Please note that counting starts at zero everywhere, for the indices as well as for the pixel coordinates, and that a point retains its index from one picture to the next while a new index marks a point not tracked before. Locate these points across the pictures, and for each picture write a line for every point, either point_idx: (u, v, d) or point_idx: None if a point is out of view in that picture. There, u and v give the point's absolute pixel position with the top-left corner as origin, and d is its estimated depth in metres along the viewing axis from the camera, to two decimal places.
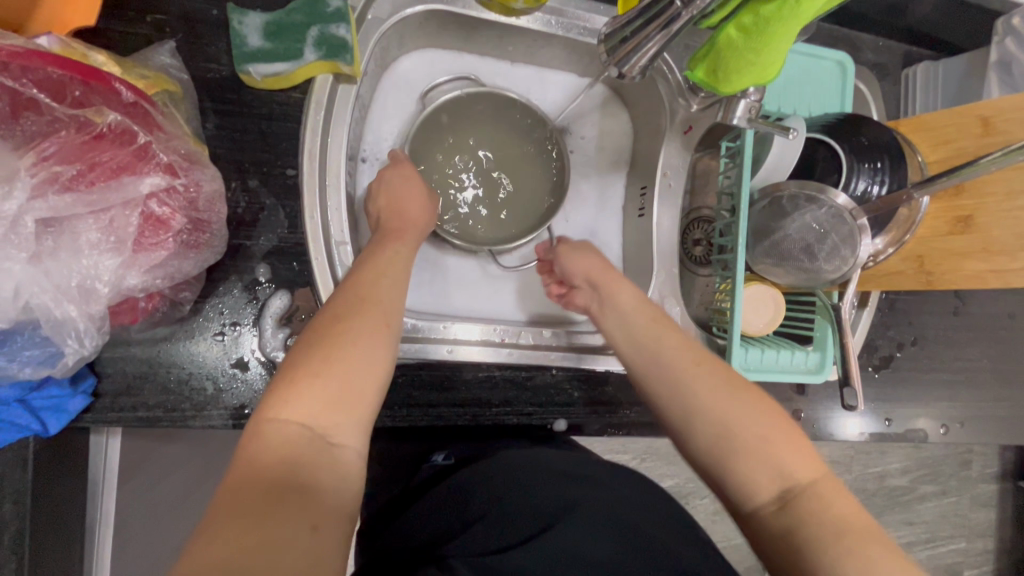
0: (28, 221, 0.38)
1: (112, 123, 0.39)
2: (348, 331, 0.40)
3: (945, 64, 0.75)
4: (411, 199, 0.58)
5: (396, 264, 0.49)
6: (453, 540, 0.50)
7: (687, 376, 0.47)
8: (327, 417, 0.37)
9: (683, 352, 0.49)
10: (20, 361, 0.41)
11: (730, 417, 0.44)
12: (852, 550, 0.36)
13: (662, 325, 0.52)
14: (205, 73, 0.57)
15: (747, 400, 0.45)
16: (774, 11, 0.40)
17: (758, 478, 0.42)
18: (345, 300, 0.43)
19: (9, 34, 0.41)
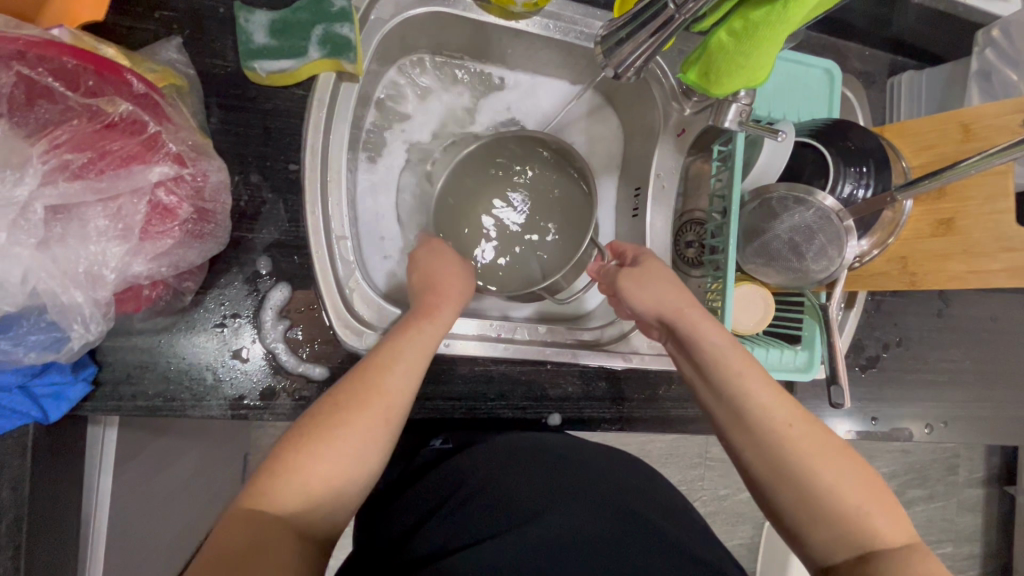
0: (40, 207, 0.39)
1: (123, 113, 0.41)
2: (342, 425, 0.46)
3: (929, 73, 0.78)
4: (452, 273, 0.59)
5: (418, 353, 0.52)
6: (430, 526, 0.53)
7: (780, 437, 0.49)
8: (300, 508, 0.43)
9: (779, 406, 0.51)
10: (25, 346, 0.42)
11: (819, 482, 0.47)
12: None
13: (748, 376, 0.52)
14: (210, 69, 0.58)
15: (840, 460, 0.48)
16: (764, 16, 0.42)
17: (836, 537, 0.45)
18: (348, 387, 0.48)
19: (22, 26, 0.42)
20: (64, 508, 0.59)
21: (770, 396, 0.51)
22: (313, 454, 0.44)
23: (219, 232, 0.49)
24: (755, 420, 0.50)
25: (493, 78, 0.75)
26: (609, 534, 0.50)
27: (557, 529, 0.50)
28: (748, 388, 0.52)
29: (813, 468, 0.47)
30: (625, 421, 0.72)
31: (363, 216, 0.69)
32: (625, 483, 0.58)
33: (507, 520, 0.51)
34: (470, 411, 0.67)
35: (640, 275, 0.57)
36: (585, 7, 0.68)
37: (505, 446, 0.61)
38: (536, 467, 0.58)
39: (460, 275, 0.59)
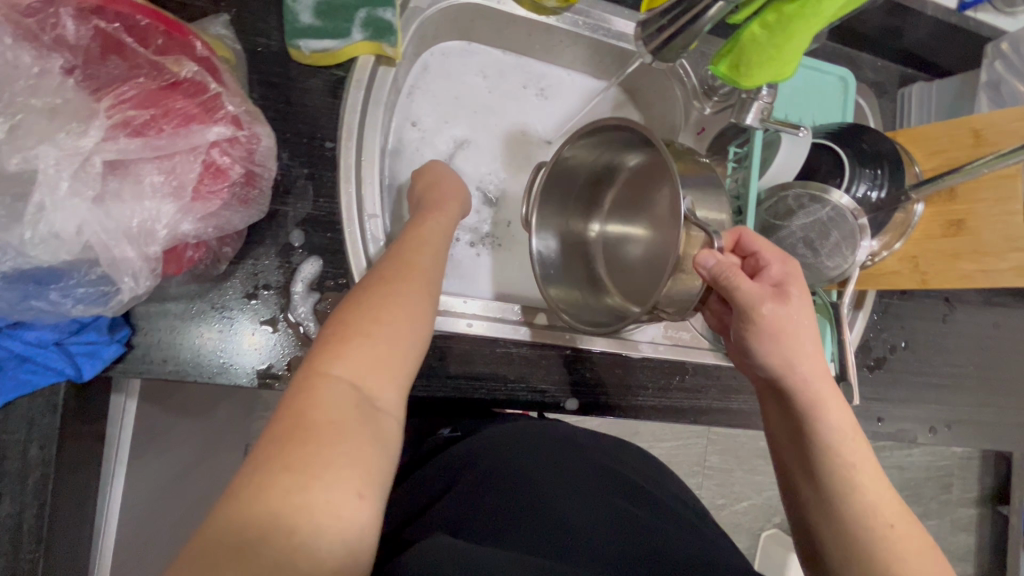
0: (101, 160, 0.40)
1: (189, 74, 0.43)
2: (394, 294, 0.43)
3: (938, 85, 0.81)
4: (452, 184, 0.62)
5: (439, 237, 0.53)
6: (437, 502, 0.51)
7: (878, 532, 0.47)
8: (372, 378, 0.38)
9: (884, 502, 0.48)
10: (73, 298, 0.44)
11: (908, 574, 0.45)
12: None
13: (860, 467, 0.50)
14: (255, 47, 0.59)
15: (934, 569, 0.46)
16: (796, 10, 0.45)
17: None
18: (380, 278, 0.45)
19: None
20: (85, 475, 0.59)
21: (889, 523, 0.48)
22: (368, 327, 0.40)
23: (263, 198, 0.51)
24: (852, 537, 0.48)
25: (521, 67, 0.77)
26: (623, 517, 0.48)
27: (571, 510, 0.47)
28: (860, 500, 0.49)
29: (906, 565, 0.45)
30: (638, 411, 0.73)
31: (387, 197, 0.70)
32: (636, 472, 0.57)
33: (521, 499, 0.48)
34: (487, 392, 0.67)
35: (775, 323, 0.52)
36: (613, 6, 0.71)
37: (519, 435, 0.58)
38: (550, 451, 0.56)
39: (461, 193, 0.62)
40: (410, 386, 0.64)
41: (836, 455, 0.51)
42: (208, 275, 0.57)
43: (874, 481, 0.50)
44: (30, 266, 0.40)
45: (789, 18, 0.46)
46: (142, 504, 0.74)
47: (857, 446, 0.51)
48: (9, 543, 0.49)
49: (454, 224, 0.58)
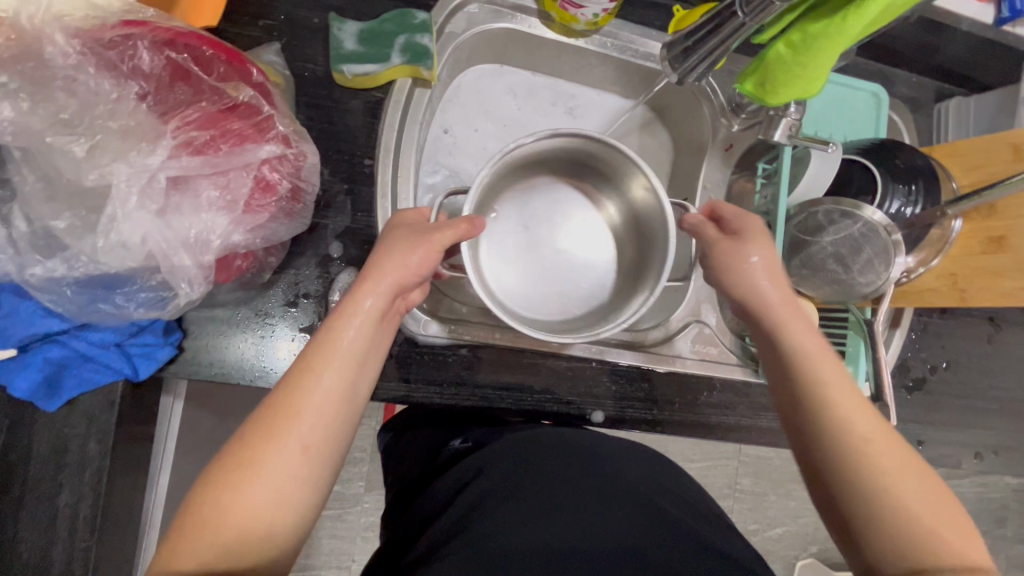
0: (165, 176, 0.44)
1: (245, 98, 0.47)
2: (258, 461, 0.40)
3: (976, 100, 0.79)
4: (390, 240, 0.50)
5: (340, 352, 0.45)
6: (439, 519, 0.51)
7: (858, 453, 0.46)
8: (223, 567, 0.37)
9: (867, 420, 0.47)
10: (135, 302, 0.48)
11: (889, 490, 0.45)
12: None
13: (840, 387, 0.49)
14: (302, 72, 0.64)
15: (922, 485, 0.45)
16: (820, 29, 0.46)
17: (897, 550, 0.43)
18: (250, 430, 0.41)
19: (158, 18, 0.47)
20: (135, 470, 0.63)
21: (901, 471, 0.45)
22: (218, 510, 0.38)
23: (306, 212, 0.54)
24: (865, 494, 0.45)
25: (551, 86, 0.79)
26: (631, 536, 0.46)
27: (573, 527, 0.46)
28: (867, 455, 0.46)
29: (888, 486, 0.45)
30: (664, 425, 0.73)
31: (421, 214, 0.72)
32: (648, 478, 0.55)
33: (518, 515, 0.47)
34: (514, 402, 0.68)
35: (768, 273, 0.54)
36: (641, 28, 0.73)
37: (525, 445, 0.57)
38: (555, 458, 0.54)
39: (410, 253, 0.49)
40: (439, 395, 0.66)
41: (831, 412, 0.48)
42: (254, 283, 0.60)
43: (855, 398, 0.49)
44: (102, 270, 0.46)
45: (812, 38, 0.47)
46: (184, 502, 0.77)
47: (849, 395, 0.49)
48: (68, 530, 0.53)
49: (387, 296, 0.48)
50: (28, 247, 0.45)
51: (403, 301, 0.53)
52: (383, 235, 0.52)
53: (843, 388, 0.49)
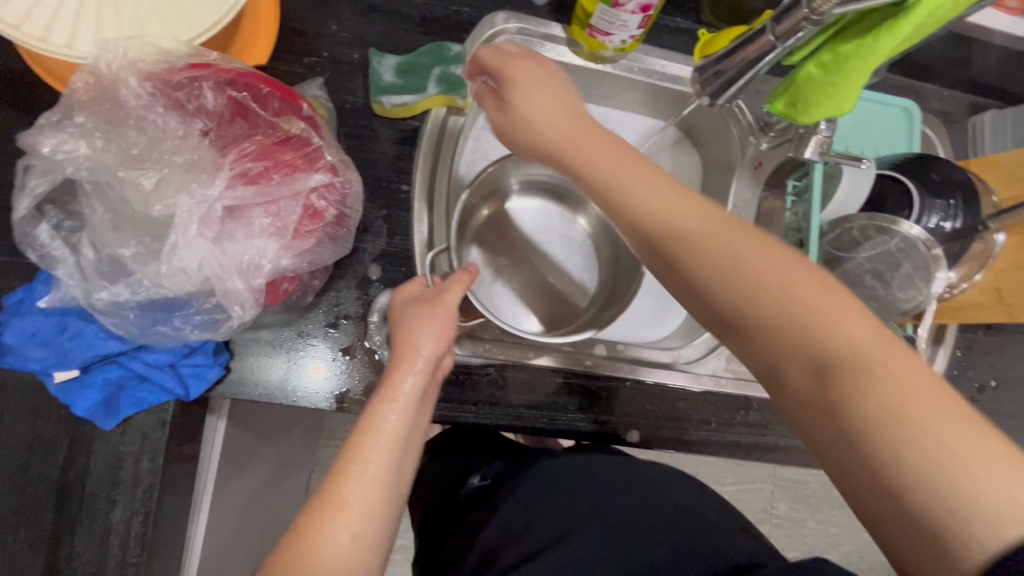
0: (222, 205, 0.47)
1: (297, 131, 0.50)
2: (310, 556, 0.38)
3: (1013, 112, 0.78)
4: (416, 313, 0.51)
5: (388, 432, 0.44)
6: (473, 547, 0.60)
7: (750, 295, 0.40)
8: None
9: (761, 259, 0.40)
10: (190, 325, 0.51)
11: (792, 332, 0.39)
12: (923, 443, 0.33)
13: (713, 234, 0.42)
14: (344, 104, 0.67)
15: (839, 310, 0.38)
16: (852, 49, 0.46)
17: (810, 387, 0.38)
18: (300, 524, 0.40)
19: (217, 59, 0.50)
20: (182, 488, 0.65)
21: (816, 305, 0.39)
22: None
23: (349, 237, 0.56)
24: (775, 349, 0.40)
25: None
26: (635, 552, 0.54)
27: (583, 550, 0.54)
28: (771, 298, 0.39)
29: (811, 333, 0.38)
30: (700, 445, 0.72)
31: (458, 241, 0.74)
32: (653, 492, 0.63)
33: (536, 543, 0.57)
34: (549, 420, 0.68)
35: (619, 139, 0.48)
36: (668, 52, 0.75)
37: (539, 476, 0.63)
38: (566, 486, 0.62)
39: (437, 324, 0.50)
40: (474, 415, 0.66)
41: (714, 264, 0.41)
42: (298, 305, 0.62)
43: (741, 239, 0.41)
44: (162, 295, 0.48)
45: (844, 57, 0.47)
46: (224, 522, 0.79)
47: (720, 231, 0.42)
48: (120, 546, 0.55)
49: (426, 372, 0.48)
50: (95, 275, 0.49)
51: (439, 371, 0.53)
52: (403, 306, 0.53)
53: (719, 226, 0.42)
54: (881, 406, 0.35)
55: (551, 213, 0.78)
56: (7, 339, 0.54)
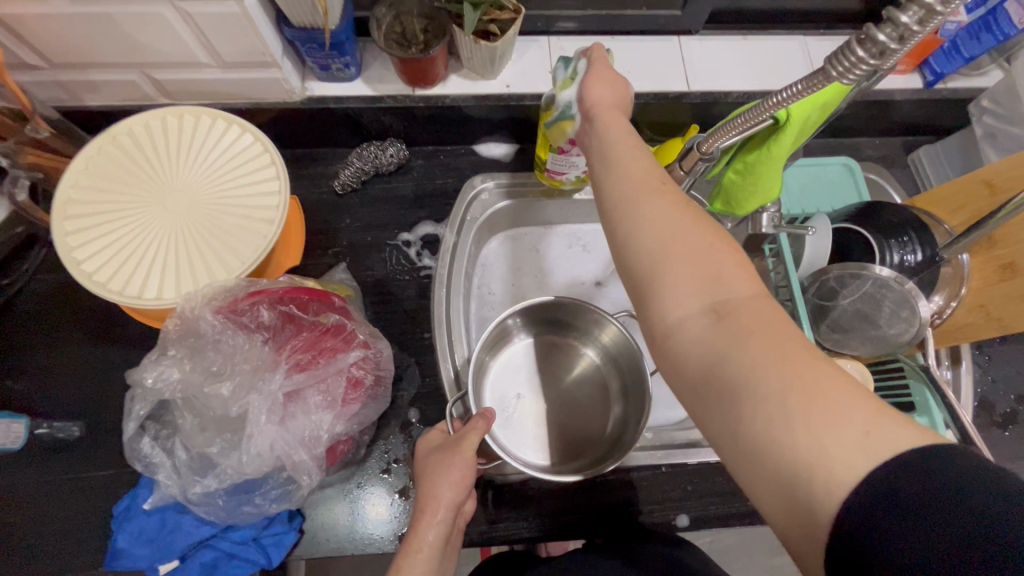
0: (283, 394, 0.58)
1: (333, 322, 0.62)
2: None
3: (942, 144, 0.87)
4: (437, 462, 0.56)
5: None
6: None
7: (654, 229, 0.42)
8: None
9: (666, 206, 0.43)
10: (269, 499, 0.60)
11: (678, 270, 0.41)
12: (802, 413, 0.34)
13: (631, 174, 0.46)
14: (366, 278, 0.80)
15: (726, 265, 0.41)
16: (756, 158, 0.57)
17: (687, 310, 0.40)
18: None
19: (273, 239, 0.65)
20: None
21: (720, 264, 0.41)
22: None
23: (387, 391, 0.65)
24: (658, 270, 0.41)
25: (562, 234, 0.91)
26: None
27: None
28: (672, 242, 0.41)
29: (689, 269, 0.41)
30: (751, 515, 0.73)
31: (496, 371, 0.78)
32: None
33: None
34: (600, 520, 0.72)
35: (585, 108, 0.54)
36: None
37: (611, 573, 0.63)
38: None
39: (455, 473, 0.55)
40: (528, 530, 0.71)
41: (624, 206, 0.45)
42: (354, 460, 0.71)
43: (645, 181, 0.45)
44: (244, 478, 0.58)
45: (753, 164, 0.58)
46: None
47: (647, 183, 0.45)
48: None
49: (449, 519, 0.54)
50: (189, 473, 0.59)
51: (462, 512, 0.58)
52: (425, 452, 0.59)
53: (648, 178, 0.45)
54: (737, 323, 0.38)
55: (558, 347, 0.80)
56: (120, 544, 0.63)
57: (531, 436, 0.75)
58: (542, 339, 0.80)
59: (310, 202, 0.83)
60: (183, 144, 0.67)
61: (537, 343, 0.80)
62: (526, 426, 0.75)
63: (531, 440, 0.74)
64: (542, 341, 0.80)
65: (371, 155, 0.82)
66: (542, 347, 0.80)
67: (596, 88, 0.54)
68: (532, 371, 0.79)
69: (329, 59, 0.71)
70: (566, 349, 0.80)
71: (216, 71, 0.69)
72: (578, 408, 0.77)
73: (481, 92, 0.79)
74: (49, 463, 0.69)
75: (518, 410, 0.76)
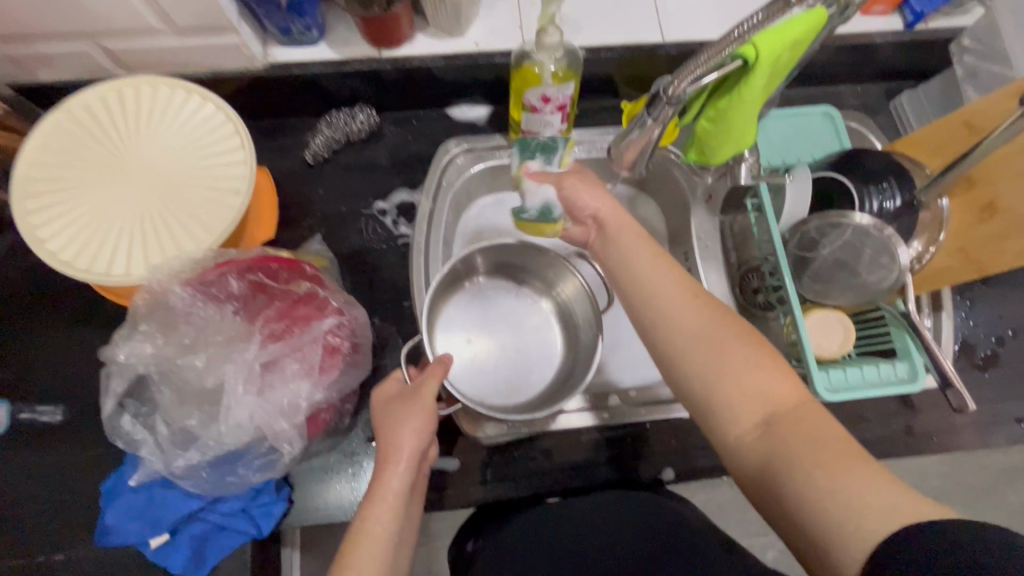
0: (259, 363, 0.57)
1: (304, 289, 0.61)
2: None
3: (924, 88, 0.85)
4: (394, 409, 0.57)
5: (384, 524, 0.51)
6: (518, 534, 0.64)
7: (697, 345, 0.48)
8: None
9: (708, 322, 0.48)
10: (253, 469, 0.60)
11: (724, 383, 0.46)
12: (833, 502, 0.38)
13: (669, 292, 0.51)
14: (342, 248, 0.79)
15: (768, 372, 0.46)
16: (728, 104, 0.56)
17: (738, 417, 0.45)
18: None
19: (227, 201, 0.64)
20: None
21: (759, 371, 0.46)
22: None
23: (367, 359, 0.64)
24: (707, 386, 0.47)
25: None
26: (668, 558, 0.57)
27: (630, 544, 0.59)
28: (714, 357, 0.47)
29: (734, 380, 0.46)
30: None
31: (450, 315, 0.77)
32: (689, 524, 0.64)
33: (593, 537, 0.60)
34: (586, 477, 0.73)
35: (591, 216, 0.60)
36: (598, 129, 0.85)
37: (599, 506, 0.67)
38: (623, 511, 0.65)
39: (415, 418, 0.55)
40: (516, 490, 0.72)
41: (664, 321, 0.50)
42: (338, 429, 0.71)
43: (686, 299, 0.50)
44: (225, 449, 0.58)
45: (724, 109, 0.57)
46: None
47: (688, 299, 0.50)
48: None
49: (415, 461, 0.54)
50: (170, 447, 0.59)
51: (426, 458, 0.59)
52: (380, 403, 0.59)
53: (690, 295, 0.50)
54: (780, 425, 0.43)
55: (520, 293, 0.80)
56: (108, 521, 0.64)
57: (487, 379, 0.75)
58: (496, 284, 0.80)
59: (282, 174, 0.81)
60: (142, 117, 0.65)
61: (490, 288, 0.79)
62: (480, 369, 0.75)
63: (486, 382, 0.75)
64: (495, 286, 0.80)
65: (341, 122, 0.81)
66: (496, 290, 0.79)
67: (587, 191, 0.60)
68: (485, 313, 0.79)
69: (288, 21, 0.69)
70: (520, 292, 0.80)
71: (170, 38, 0.66)
72: (533, 351, 0.78)
73: (450, 51, 0.76)
74: (33, 446, 0.68)
75: (473, 353, 0.76)
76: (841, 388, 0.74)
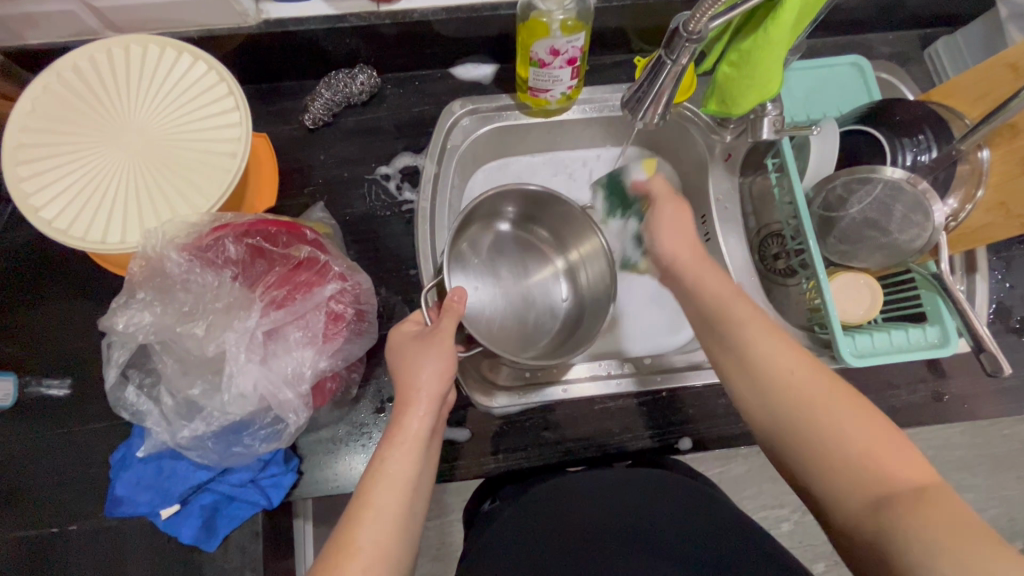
0: (261, 331, 0.56)
1: (305, 254, 0.59)
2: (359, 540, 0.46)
3: (962, 33, 0.79)
4: (416, 348, 0.56)
5: (404, 461, 0.50)
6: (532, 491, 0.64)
7: (790, 401, 0.47)
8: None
9: (805, 376, 0.47)
10: (259, 439, 0.59)
11: (822, 441, 0.45)
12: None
13: (757, 348, 0.49)
14: (345, 216, 0.77)
15: (869, 430, 0.44)
16: (751, 45, 0.52)
17: (839, 485, 0.44)
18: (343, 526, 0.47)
19: (234, 151, 0.61)
20: None
21: (857, 427, 0.44)
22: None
23: (373, 327, 0.62)
24: (806, 452, 0.46)
25: (551, 163, 0.87)
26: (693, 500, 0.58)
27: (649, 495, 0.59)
28: (809, 415, 0.46)
29: (833, 440, 0.45)
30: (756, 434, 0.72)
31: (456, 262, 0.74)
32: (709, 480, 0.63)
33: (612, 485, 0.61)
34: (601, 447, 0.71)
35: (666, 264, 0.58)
36: (610, 86, 0.81)
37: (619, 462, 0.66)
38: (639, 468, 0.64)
39: (433, 358, 0.54)
40: (529, 460, 0.70)
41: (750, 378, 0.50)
42: (346, 400, 0.69)
43: (780, 354, 0.49)
44: (230, 419, 0.57)
45: (748, 51, 0.52)
46: None
47: (779, 352, 0.49)
48: None
49: (434, 402, 0.53)
50: (176, 417, 0.58)
51: (447, 405, 0.57)
52: (397, 346, 0.58)
53: (789, 350, 0.49)
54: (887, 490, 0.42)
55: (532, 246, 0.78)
56: (119, 492, 0.63)
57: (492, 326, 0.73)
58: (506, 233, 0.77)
59: (282, 141, 0.78)
60: (132, 78, 0.62)
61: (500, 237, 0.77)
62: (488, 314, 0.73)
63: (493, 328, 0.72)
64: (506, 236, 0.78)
65: (340, 84, 0.77)
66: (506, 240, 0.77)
67: (669, 221, 0.59)
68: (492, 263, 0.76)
69: None
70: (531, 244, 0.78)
71: None
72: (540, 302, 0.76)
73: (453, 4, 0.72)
74: (42, 420, 0.68)
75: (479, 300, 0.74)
76: (867, 353, 0.71)
